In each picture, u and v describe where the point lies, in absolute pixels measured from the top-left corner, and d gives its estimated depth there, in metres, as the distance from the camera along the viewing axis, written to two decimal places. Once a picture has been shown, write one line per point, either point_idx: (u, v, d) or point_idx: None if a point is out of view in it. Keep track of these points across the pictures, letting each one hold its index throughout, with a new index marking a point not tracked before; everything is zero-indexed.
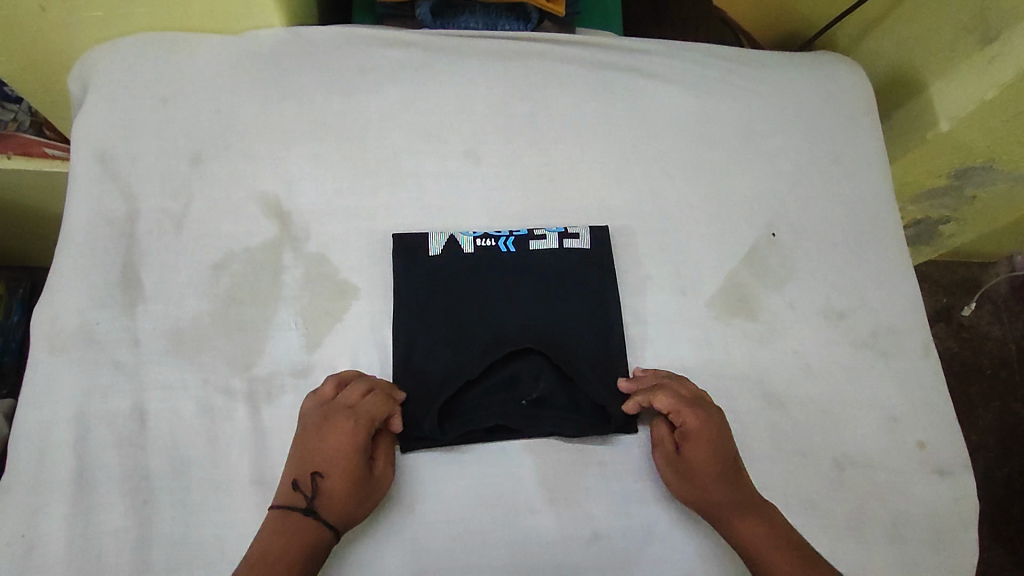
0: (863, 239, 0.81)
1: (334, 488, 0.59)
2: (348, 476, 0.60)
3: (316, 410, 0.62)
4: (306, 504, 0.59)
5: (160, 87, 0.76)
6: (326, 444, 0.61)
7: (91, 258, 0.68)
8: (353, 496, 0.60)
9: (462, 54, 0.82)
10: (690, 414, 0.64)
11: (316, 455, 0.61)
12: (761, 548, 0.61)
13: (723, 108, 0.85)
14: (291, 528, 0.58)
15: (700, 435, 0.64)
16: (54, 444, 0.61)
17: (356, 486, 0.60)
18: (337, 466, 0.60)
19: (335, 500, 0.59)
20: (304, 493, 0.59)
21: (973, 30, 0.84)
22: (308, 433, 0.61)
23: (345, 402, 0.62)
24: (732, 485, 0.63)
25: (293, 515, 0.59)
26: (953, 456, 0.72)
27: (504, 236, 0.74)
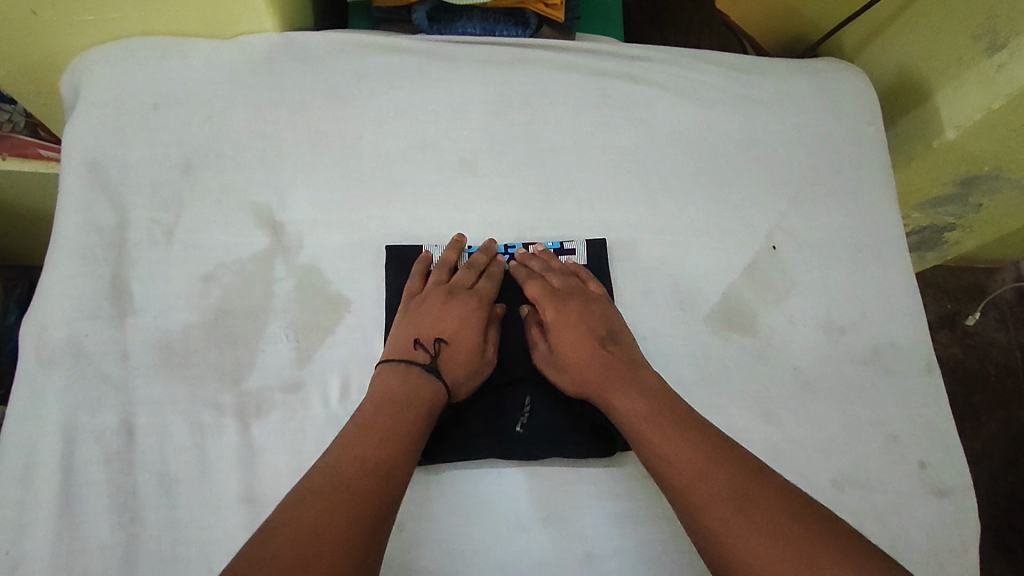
0: (866, 252, 0.79)
1: (456, 352, 0.65)
2: (468, 346, 0.65)
3: (436, 289, 0.68)
4: (430, 363, 0.63)
5: (151, 93, 0.75)
6: (449, 315, 0.66)
7: (80, 268, 0.67)
8: (471, 364, 0.65)
9: (459, 61, 0.81)
10: (547, 304, 0.69)
11: (437, 324, 0.66)
12: (639, 421, 0.59)
13: (724, 117, 0.83)
14: (417, 380, 0.61)
15: (561, 317, 0.67)
16: (41, 460, 0.60)
17: (474, 357, 0.65)
18: (461, 335, 0.66)
19: (456, 363, 0.64)
20: (427, 354, 0.64)
21: (981, 37, 0.82)
22: (432, 304, 0.67)
23: (465, 284, 0.69)
24: (595, 361, 0.64)
25: (417, 369, 0.62)
26: (955, 474, 0.71)
27: (499, 255, 0.73)
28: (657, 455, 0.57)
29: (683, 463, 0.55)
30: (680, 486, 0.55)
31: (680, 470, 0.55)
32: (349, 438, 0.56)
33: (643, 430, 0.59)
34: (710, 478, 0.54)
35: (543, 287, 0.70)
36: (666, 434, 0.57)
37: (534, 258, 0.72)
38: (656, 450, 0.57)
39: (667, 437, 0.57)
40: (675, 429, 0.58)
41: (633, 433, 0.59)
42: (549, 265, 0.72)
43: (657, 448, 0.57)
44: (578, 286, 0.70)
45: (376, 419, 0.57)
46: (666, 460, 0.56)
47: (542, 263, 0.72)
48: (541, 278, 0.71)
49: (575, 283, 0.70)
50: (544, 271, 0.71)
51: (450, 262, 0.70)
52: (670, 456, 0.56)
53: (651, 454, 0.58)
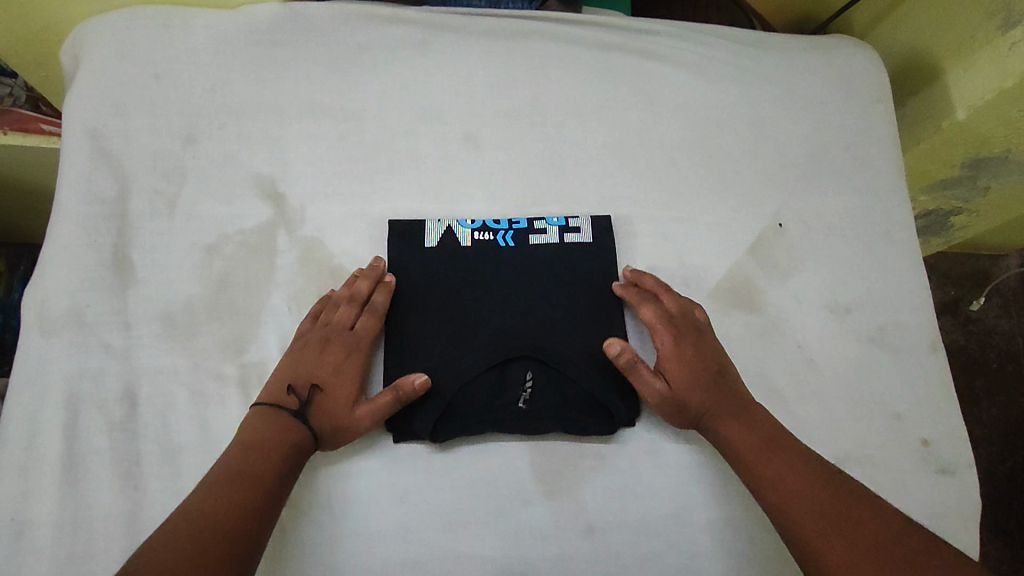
0: (872, 232, 0.79)
1: (329, 403, 0.61)
2: (340, 395, 0.62)
3: (318, 329, 0.65)
4: (298, 409, 0.60)
5: (152, 62, 0.74)
6: (326, 361, 0.63)
7: (81, 238, 0.67)
8: (342, 415, 0.61)
9: (465, 35, 0.80)
10: (664, 331, 0.67)
11: (312, 370, 0.62)
12: (748, 448, 0.61)
13: (732, 94, 0.82)
14: (278, 429, 0.59)
15: (677, 350, 0.66)
16: (44, 427, 0.60)
17: (344, 406, 0.61)
18: (337, 383, 0.62)
19: (327, 411, 0.61)
20: (298, 399, 0.61)
21: (994, 15, 0.81)
22: (307, 347, 0.64)
23: (346, 324, 0.65)
24: (713, 389, 0.64)
25: (281, 415, 0.60)
26: (957, 453, 0.71)
27: (503, 230, 0.72)
28: (768, 486, 0.58)
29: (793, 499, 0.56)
30: (787, 512, 0.56)
31: (786, 497, 0.57)
32: (210, 485, 0.54)
33: (747, 455, 0.60)
34: (822, 516, 0.54)
35: (660, 312, 0.68)
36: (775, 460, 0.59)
37: (647, 277, 0.70)
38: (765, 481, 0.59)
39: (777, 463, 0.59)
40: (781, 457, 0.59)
41: (743, 460, 0.61)
42: (661, 285, 0.70)
43: (766, 478, 0.59)
44: (691, 312, 0.69)
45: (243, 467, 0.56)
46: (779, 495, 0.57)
47: (658, 284, 0.70)
48: (656, 299, 0.69)
49: (683, 302, 0.69)
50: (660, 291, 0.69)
51: (338, 295, 0.66)
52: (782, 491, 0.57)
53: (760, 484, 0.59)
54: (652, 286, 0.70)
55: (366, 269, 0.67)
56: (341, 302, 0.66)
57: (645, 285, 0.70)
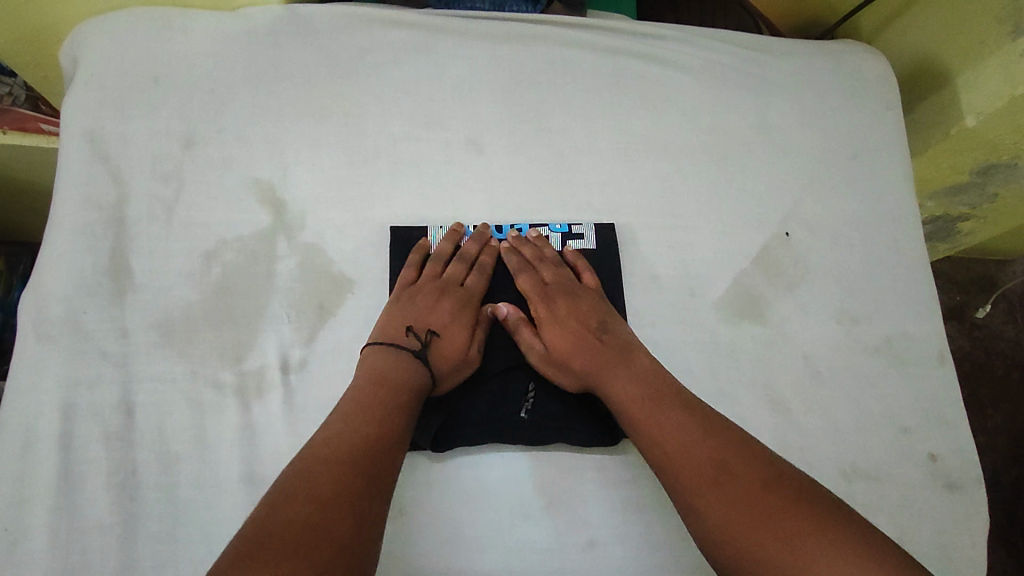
0: (880, 241, 0.78)
1: (449, 344, 0.64)
2: (457, 339, 0.65)
3: (430, 280, 0.68)
4: (419, 350, 0.63)
5: (152, 65, 0.73)
6: (441, 309, 0.66)
7: (78, 244, 0.66)
8: (458, 359, 0.64)
9: (469, 38, 0.79)
10: (540, 301, 0.68)
11: (430, 315, 0.65)
12: (631, 401, 0.60)
13: (739, 100, 0.81)
14: (401, 368, 0.61)
15: (553, 317, 0.67)
16: (40, 436, 0.59)
17: (461, 351, 0.65)
18: (453, 329, 0.65)
19: (445, 355, 0.64)
20: (417, 341, 0.63)
21: (1005, 21, 0.79)
22: (421, 296, 0.67)
23: (458, 279, 0.69)
24: (588, 351, 0.65)
25: (404, 355, 0.62)
26: (965, 467, 0.70)
27: (505, 237, 0.72)
28: (650, 438, 0.57)
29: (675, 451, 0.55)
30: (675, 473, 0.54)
31: (670, 454, 0.55)
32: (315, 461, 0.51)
33: (631, 412, 0.59)
34: (695, 456, 0.54)
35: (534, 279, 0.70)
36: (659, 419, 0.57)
37: (525, 243, 0.71)
38: (648, 433, 0.57)
39: (659, 420, 0.57)
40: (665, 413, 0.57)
41: (626, 412, 0.60)
42: (541, 254, 0.71)
43: (648, 429, 0.57)
44: (567, 277, 0.70)
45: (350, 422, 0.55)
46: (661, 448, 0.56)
47: (534, 250, 0.71)
48: (534, 267, 0.70)
49: (562, 270, 0.70)
50: (539, 262, 0.70)
51: (445, 252, 0.69)
52: (667, 440, 0.56)
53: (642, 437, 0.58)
54: (527, 257, 0.71)
55: (472, 232, 0.71)
56: (450, 259, 0.70)
57: (525, 255, 0.71)
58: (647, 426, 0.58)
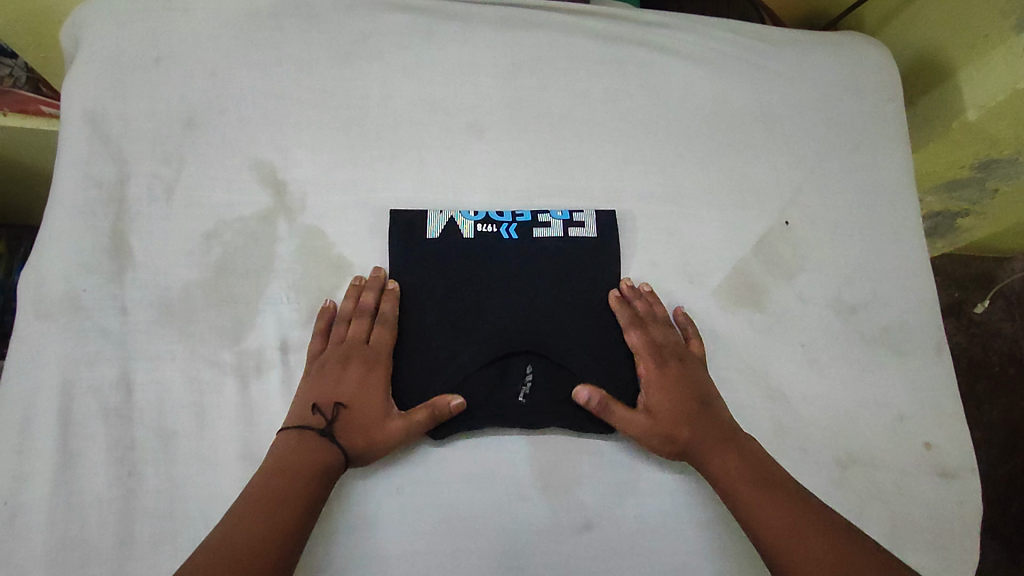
0: (879, 231, 0.78)
1: (356, 419, 0.60)
2: (366, 409, 0.61)
3: (334, 347, 0.64)
4: (324, 428, 0.60)
5: (153, 45, 0.73)
6: (348, 377, 0.62)
7: (78, 222, 0.66)
8: (371, 430, 0.60)
9: (471, 23, 0.78)
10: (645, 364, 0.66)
11: (335, 387, 0.62)
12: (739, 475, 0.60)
13: (740, 89, 0.81)
14: (308, 450, 0.59)
15: (660, 382, 0.65)
16: (38, 412, 0.59)
17: (374, 420, 0.61)
18: (362, 399, 0.61)
19: (353, 428, 0.60)
20: (324, 418, 0.60)
21: (1008, 14, 0.79)
22: (325, 367, 0.63)
23: (362, 339, 0.64)
24: (695, 421, 0.63)
25: (308, 437, 0.59)
26: (959, 456, 0.70)
27: (506, 223, 0.71)
28: (761, 523, 0.57)
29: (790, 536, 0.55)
30: (783, 551, 0.54)
31: (772, 532, 0.56)
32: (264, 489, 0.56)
33: (737, 488, 0.59)
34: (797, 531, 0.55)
35: (646, 337, 0.67)
36: (757, 494, 0.58)
37: (641, 299, 0.69)
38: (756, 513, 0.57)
39: (759, 496, 0.58)
40: (761, 488, 0.58)
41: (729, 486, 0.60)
42: (652, 311, 0.69)
43: (757, 508, 0.57)
44: (677, 339, 0.68)
45: (303, 456, 0.58)
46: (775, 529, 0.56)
47: (646, 306, 0.69)
48: (645, 323, 0.68)
49: (671, 331, 0.68)
50: (649, 319, 0.68)
51: (347, 311, 0.65)
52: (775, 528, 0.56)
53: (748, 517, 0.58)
54: (638, 312, 0.68)
55: (368, 281, 0.67)
56: (352, 317, 0.65)
57: (636, 309, 0.68)
58: (753, 509, 0.58)
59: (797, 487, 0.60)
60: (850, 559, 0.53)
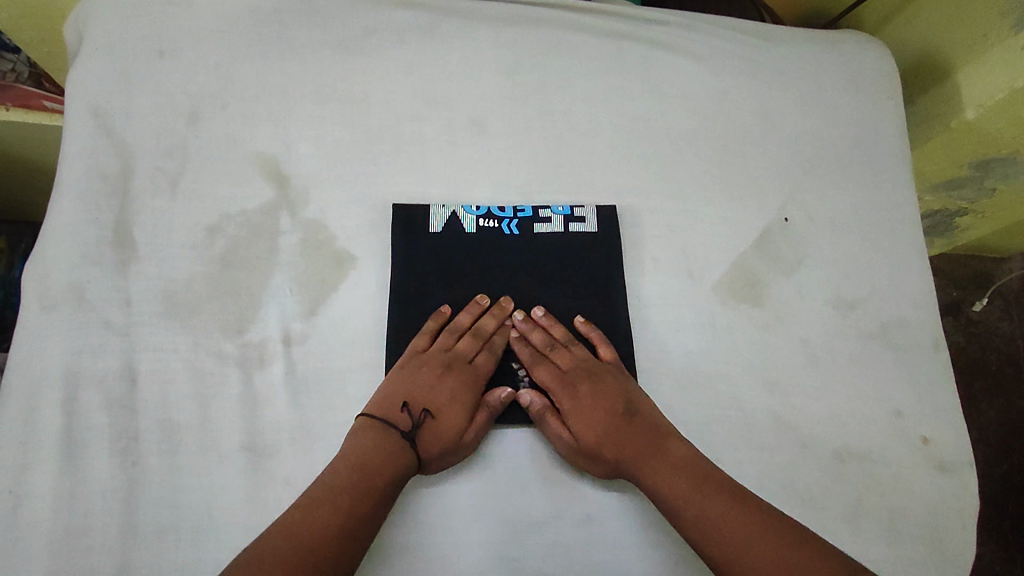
0: (877, 229, 0.78)
1: (441, 428, 0.61)
2: (454, 424, 0.61)
3: (438, 353, 0.64)
4: (406, 432, 0.60)
5: (158, 39, 0.73)
6: (444, 387, 0.63)
7: (83, 215, 0.66)
8: (449, 447, 0.60)
9: (473, 19, 0.79)
10: (560, 395, 0.64)
11: (429, 391, 0.62)
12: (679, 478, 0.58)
13: (740, 86, 0.81)
14: (384, 448, 0.59)
15: (579, 409, 0.63)
16: (43, 402, 0.60)
17: (455, 437, 0.61)
18: (450, 411, 0.62)
19: (433, 441, 0.60)
20: (409, 418, 0.61)
21: (1008, 14, 0.80)
22: (425, 370, 0.63)
23: (467, 355, 0.65)
24: (621, 444, 0.61)
25: (392, 436, 0.59)
26: (956, 450, 0.71)
27: (508, 218, 0.71)
28: (699, 524, 0.56)
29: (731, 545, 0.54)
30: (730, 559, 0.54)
31: (716, 539, 0.55)
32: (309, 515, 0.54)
33: (676, 501, 0.58)
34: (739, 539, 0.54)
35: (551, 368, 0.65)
36: (698, 501, 0.57)
37: (536, 330, 0.67)
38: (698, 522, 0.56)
39: (700, 505, 0.57)
40: (700, 494, 0.57)
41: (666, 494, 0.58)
42: (551, 338, 0.67)
43: (699, 519, 0.56)
44: (583, 354, 0.66)
45: (385, 456, 0.58)
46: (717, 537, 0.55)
47: (546, 335, 0.67)
48: (546, 358, 0.66)
49: (577, 351, 0.66)
50: (551, 345, 0.66)
51: (462, 325, 0.66)
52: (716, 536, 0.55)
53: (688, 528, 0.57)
54: (539, 340, 0.67)
55: (496, 308, 0.67)
56: (465, 333, 0.66)
57: (535, 340, 0.67)
58: (694, 516, 0.56)
59: (736, 486, 0.59)
60: (792, 562, 0.53)
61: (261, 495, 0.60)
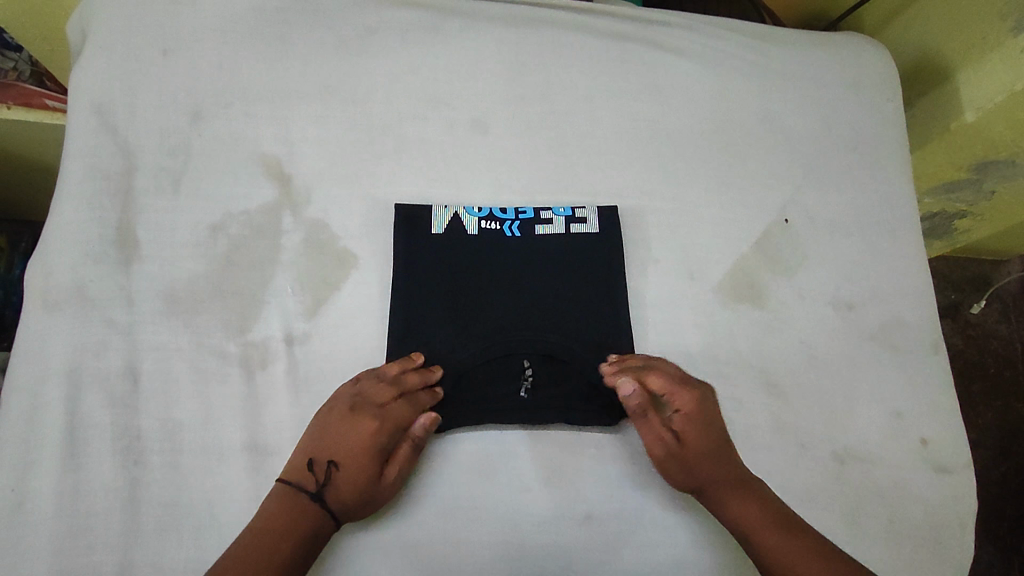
0: (877, 231, 0.79)
1: (350, 480, 0.57)
2: (360, 474, 0.57)
3: (345, 399, 0.60)
4: (314, 490, 0.57)
5: (161, 38, 0.73)
6: (350, 436, 0.58)
7: (86, 214, 0.66)
8: (361, 496, 0.57)
9: (476, 20, 0.79)
10: (681, 398, 0.63)
11: (333, 442, 0.58)
12: (747, 503, 0.60)
13: (741, 88, 0.82)
14: (294, 512, 0.56)
15: (694, 417, 0.62)
16: (45, 399, 0.60)
17: (366, 486, 0.57)
18: (355, 462, 0.57)
19: (342, 494, 0.57)
20: (315, 478, 0.57)
21: (1008, 16, 0.81)
22: (332, 419, 0.59)
23: (374, 400, 0.60)
24: (720, 460, 0.61)
25: (300, 496, 0.57)
26: (955, 452, 0.71)
27: (510, 220, 0.71)
28: (773, 556, 0.57)
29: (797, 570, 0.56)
30: None
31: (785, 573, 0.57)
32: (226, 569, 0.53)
33: (755, 531, 0.59)
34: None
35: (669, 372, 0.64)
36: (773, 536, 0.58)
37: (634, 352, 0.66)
38: (768, 546, 0.58)
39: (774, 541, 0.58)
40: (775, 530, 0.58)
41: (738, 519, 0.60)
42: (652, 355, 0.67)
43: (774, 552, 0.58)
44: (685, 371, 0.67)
45: (300, 513, 0.56)
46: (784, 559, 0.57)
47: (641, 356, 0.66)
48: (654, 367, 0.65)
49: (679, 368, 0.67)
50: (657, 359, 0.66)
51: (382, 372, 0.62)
52: (789, 560, 0.57)
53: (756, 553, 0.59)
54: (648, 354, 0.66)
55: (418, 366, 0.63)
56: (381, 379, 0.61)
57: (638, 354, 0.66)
58: (766, 547, 0.58)
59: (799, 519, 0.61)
60: None
61: (263, 493, 0.60)
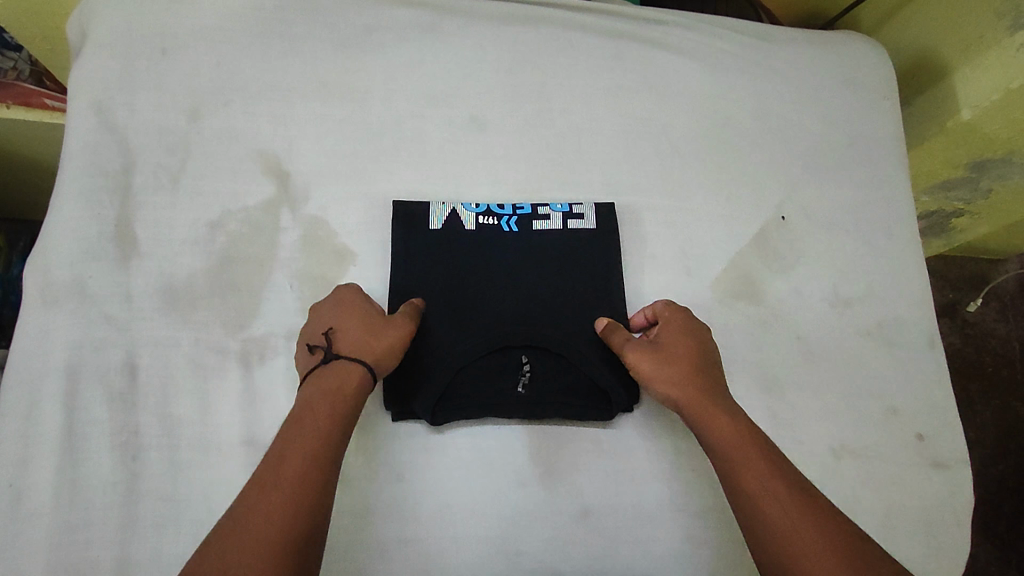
0: (873, 228, 0.79)
1: (350, 327, 0.59)
2: (358, 318, 0.59)
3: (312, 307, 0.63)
4: (326, 354, 0.57)
5: (160, 37, 0.73)
6: (328, 310, 0.60)
7: (85, 211, 0.66)
8: (372, 327, 0.59)
9: (474, 19, 0.80)
10: (664, 312, 0.65)
11: (319, 322, 0.60)
12: (737, 448, 0.55)
13: (739, 86, 0.82)
14: (323, 381, 0.55)
15: (679, 329, 0.64)
16: (45, 395, 0.60)
17: (371, 320, 0.59)
18: (345, 318, 0.59)
19: (354, 338, 0.58)
20: (320, 351, 0.57)
21: (1004, 15, 0.81)
22: (310, 317, 0.61)
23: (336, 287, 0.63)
24: (702, 372, 0.61)
25: (318, 369, 0.56)
26: (950, 448, 0.71)
27: (507, 215, 0.72)
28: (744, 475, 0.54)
29: (782, 508, 0.51)
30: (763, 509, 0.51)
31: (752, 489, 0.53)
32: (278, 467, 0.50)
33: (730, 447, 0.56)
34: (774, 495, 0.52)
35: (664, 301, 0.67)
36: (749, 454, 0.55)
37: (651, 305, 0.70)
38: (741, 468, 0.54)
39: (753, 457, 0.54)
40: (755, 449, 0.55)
41: (726, 472, 0.55)
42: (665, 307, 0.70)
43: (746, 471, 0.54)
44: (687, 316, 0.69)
45: (267, 488, 0.48)
46: (769, 497, 0.52)
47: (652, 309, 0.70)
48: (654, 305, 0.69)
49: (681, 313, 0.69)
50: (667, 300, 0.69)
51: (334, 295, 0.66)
52: (763, 483, 0.52)
53: (741, 495, 0.53)
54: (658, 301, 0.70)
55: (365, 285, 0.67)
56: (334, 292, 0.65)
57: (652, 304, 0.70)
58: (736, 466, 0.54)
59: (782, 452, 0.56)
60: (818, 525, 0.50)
61: None
